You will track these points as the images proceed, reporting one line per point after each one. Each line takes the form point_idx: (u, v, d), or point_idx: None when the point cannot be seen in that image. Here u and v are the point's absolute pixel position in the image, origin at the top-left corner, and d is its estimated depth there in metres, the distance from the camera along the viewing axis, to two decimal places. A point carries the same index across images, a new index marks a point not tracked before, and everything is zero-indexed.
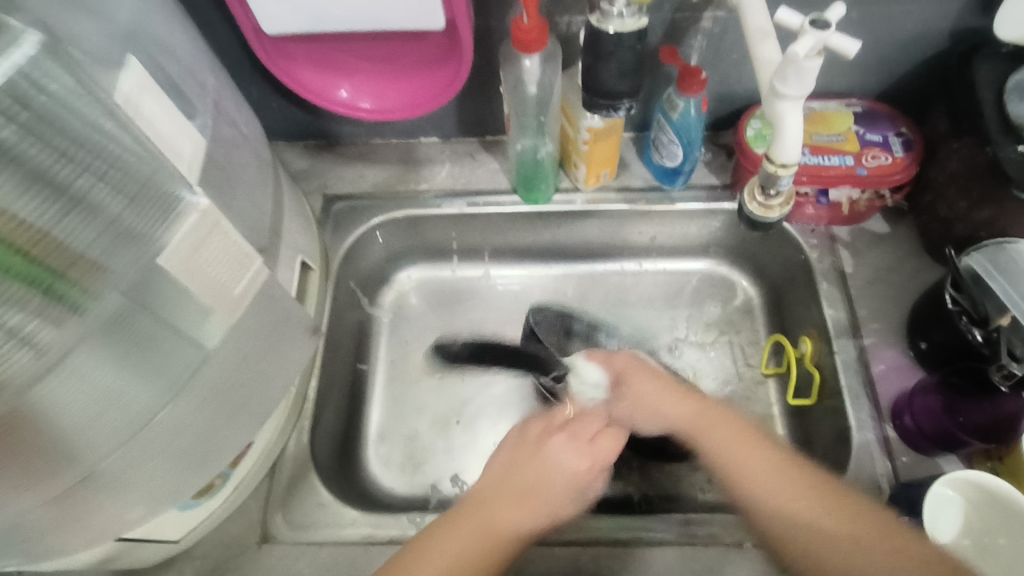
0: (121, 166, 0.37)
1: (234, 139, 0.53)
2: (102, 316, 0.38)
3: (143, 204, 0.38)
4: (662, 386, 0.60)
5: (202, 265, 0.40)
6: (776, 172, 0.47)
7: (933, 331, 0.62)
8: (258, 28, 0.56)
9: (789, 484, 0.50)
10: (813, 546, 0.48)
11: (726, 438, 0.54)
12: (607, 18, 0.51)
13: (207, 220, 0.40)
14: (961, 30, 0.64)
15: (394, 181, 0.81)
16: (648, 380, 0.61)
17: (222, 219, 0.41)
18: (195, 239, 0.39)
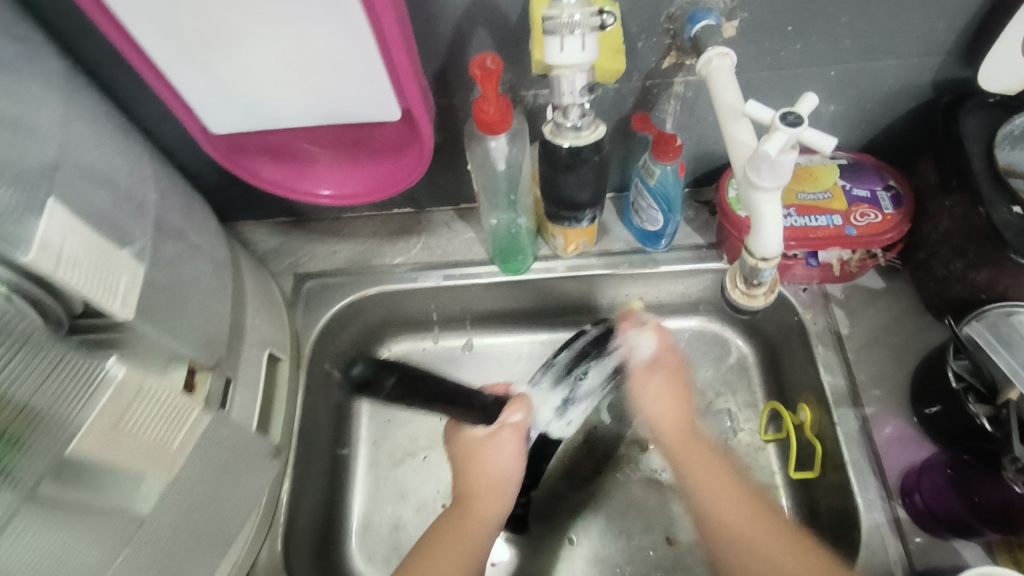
0: (34, 343, 0.33)
1: (180, 251, 0.49)
2: (24, 498, 0.33)
3: (60, 373, 0.34)
4: (684, 397, 0.66)
5: (129, 433, 0.37)
6: (758, 266, 0.45)
7: (941, 398, 0.59)
8: (206, 128, 0.53)
9: (726, 488, 0.58)
10: (743, 542, 0.55)
11: (709, 471, 0.59)
12: (560, 131, 0.51)
13: (130, 387, 0.36)
14: (946, 80, 0.61)
15: (367, 256, 0.77)
16: (676, 380, 0.67)
17: (145, 378, 0.38)
18: (116, 409, 0.36)
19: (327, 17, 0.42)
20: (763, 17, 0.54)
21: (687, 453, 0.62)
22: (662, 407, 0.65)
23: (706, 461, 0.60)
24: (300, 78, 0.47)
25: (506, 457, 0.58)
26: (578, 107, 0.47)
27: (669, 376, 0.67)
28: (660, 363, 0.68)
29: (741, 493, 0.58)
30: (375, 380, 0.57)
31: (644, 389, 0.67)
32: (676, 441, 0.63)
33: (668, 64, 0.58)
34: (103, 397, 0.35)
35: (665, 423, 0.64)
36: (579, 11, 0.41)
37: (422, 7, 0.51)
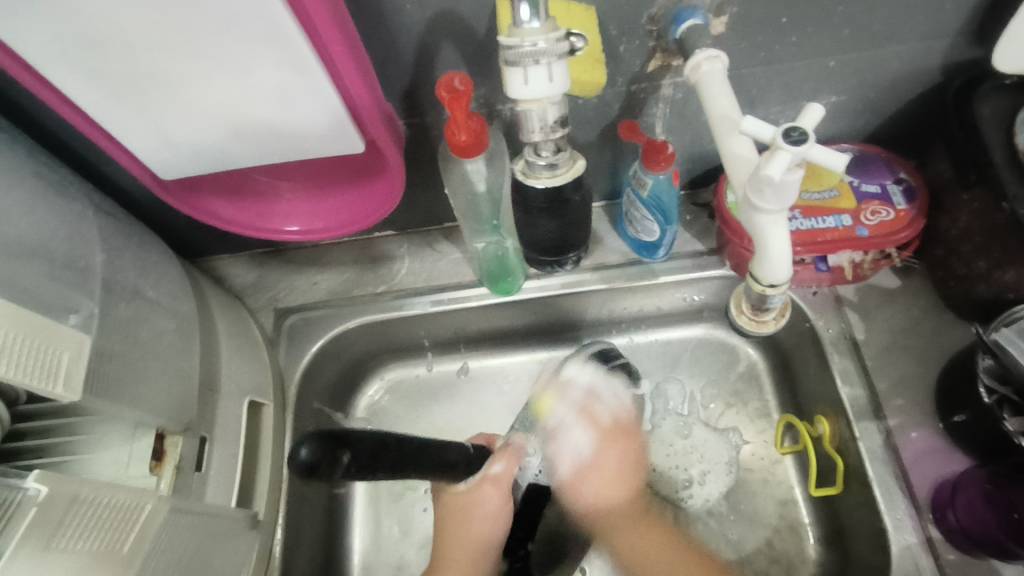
0: None
1: (136, 312, 0.45)
2: None
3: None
4: (624, 474, 0.58)
5: (64, 554, 0.31)
6: (765, 292, 0.42)
7: (967, 405, 0.55)
8: (156, 175, 0.49)
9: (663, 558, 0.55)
10: (664, 572, 0.54)
11: (691, 520, 0.66)
12: (533, 169, 0.48)
13: (61, 503, 0.31)
14: (957, 62, 0.56)
15: (350, 285, 0.73)
16: (625, 477, 0.58)
17: (86, 486, 0.33)
18: (45, 531, 0.30)
19: (264, 49, 0.37)
20: (755, 8, 0.49)
21: (616, 522, 0.57)
22: (608, 479, 0.58)
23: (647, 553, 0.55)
24: (249, 115, 0.42)
25: (488, 516, 0.59)
26: (551, 140, 0.43)
27: (608, 449, 0.59)
28: (614, 432, 0.60)
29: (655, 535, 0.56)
30: (330, 461, 0.40)
31: (607, 455, 0.58)
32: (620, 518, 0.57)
33: (654, 67, 0.53)
34: (25, 522, 0.29)
35: (605, 489, 0.57)
36: (543, 38, 0.37)
37: (378, 24, 0.46)
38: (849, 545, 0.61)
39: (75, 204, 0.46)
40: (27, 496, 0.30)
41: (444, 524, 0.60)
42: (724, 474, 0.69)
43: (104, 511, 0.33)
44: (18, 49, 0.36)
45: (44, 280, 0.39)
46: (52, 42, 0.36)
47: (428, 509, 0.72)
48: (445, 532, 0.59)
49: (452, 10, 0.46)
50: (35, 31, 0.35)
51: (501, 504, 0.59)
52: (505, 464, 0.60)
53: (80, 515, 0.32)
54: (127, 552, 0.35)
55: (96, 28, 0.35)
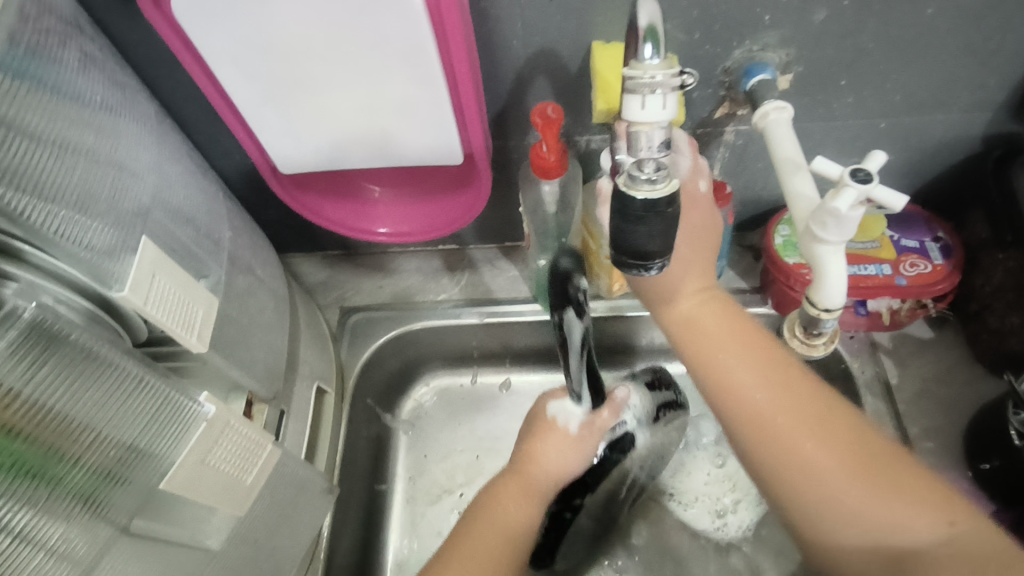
0: (141, 384, 0.33)
1: (248, 285, 0.51)
2: (125, 516, 0.33)
3: (162, 413, 0.34)
4: (769, 350, 0.49)
5: (211, 471, 0.36)
6: (820, 316, 0.46)
7: (997, 453, 0.58)
8: (274, 167, 0.55)
9: (858, 448, 0.44)
10: (896, 483, 0.42)
11: (740, 360, 0.49)
12: (634, 182, 0.37)
13: (216, 427, 0.36)
14: (997, 134, 0.61)
15: (412, 292, 0.78)
16: (748, 340, 0.50)
17: (231, 415, 0.38)
18: (202, 450, 0.36)
19: (401, 66, 0.43)
20: (818, 70, 0.55)
21: (688, 323, 0.52)
22: (737, 388, 0.48)
23: (748, 390, 0.48)
24: (371, 120, 0.48)
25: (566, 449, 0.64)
26: (653, 160, 0.37)
27: (741, 340, 0.50)
28: (681, 245, 0.52)
29: (754, 342, 0.49)
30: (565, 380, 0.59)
31: (702, 325, 0.51)
32: (710, 334, 0.51)
33: (720, 114, 0.59)
34: (195, 436, 0.35)
35: (693, 325, 0.52)
36: (661, 72, 0.35)
37: (488, 55, 0.53)
38: None
39: (211, 185, 0.52)
40: (198, 414, 0.36)
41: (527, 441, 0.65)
42: (755, 503, 0.71)
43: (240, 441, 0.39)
44: (199, 48, 0.43)
45: (193, 245, 0.44)
46: (230, 45, 0.42)
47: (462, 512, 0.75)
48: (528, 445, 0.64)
49: (552, 49, 0.52)
50: (218, 34, 0.42)
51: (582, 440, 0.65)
52: (605, 410, 0.66)
53: (225, 439, 0.37)
54: (248, 484, 0.40)
55: (269, 36, 0.42)
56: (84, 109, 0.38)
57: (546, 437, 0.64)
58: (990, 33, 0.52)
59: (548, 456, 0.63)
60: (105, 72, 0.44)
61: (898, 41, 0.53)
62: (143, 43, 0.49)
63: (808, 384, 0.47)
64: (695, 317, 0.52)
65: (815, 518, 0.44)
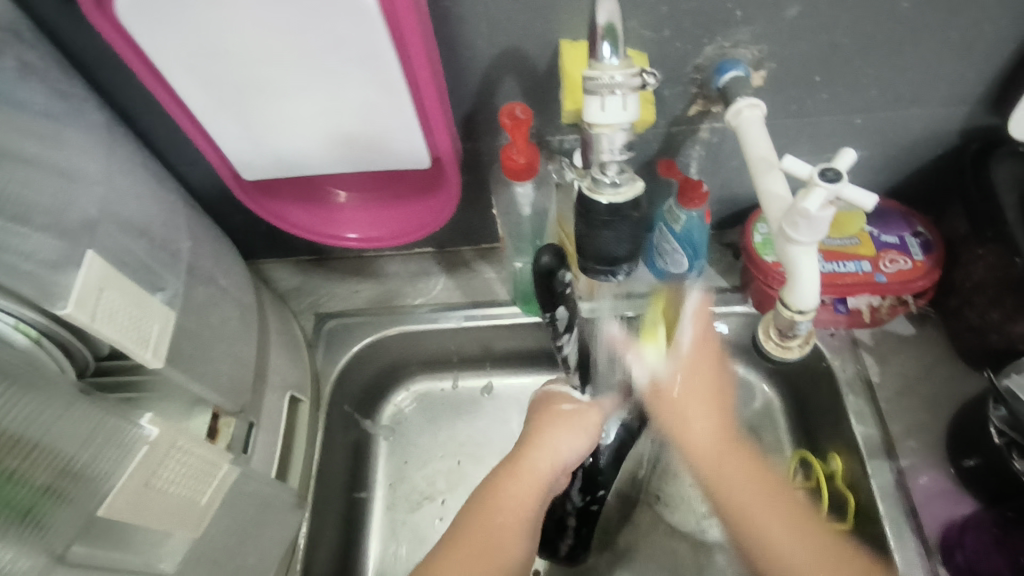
0: (75, 404, 0.32)
1: (210, 296, 0.50)
2: (61, 544, 0.31)
3: (100, 433, 0.33)
4: (715, 397, 0.61)
5: (158, 494, 0.35)
6: (794, 318, 0.46)
7: (979, 452, 0.57)
8: (237, 174, 0.53)
9: (819, 551, 0.53)
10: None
11: (749, 492, 0.56)
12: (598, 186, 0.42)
13: (162, 448, 0.35)
14: (974, 127, 0.61)
15: (389, 296, 0.77)
16: (704, 390, 0.61)
17: (178, 435, 0.37)
18: (147, 472, 0.34)
19: (361, 70, 0.42)
20: (791, 66, 0.54)
21: (704, 455, 0.59)
22: (694, 433, 0.60)
23: (750, 502, 0.56)
24: (333, 125, 0.47)
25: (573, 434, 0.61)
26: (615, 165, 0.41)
27: (693, 394, 0.61)
28: (695, 361, 0.62)
29: (784, 497, 0.56)
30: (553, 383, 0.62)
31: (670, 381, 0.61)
32: (724, 464, 0.58)
33: (694, 111, 0.58)
34: (137, 457, 0.34)
35: (699, 449, 0.59)
36: (621, 72, 0.36)
37: (453, 56, 0.52)
38: None
39: (170, 195, 0.50)
40: (139, 435, 0.34)
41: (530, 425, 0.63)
42: None
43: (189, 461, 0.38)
44: (150, 56, 0.41)
45: (145, 257, 0.43)
46: (181, 51, 0.40)
47: (443, 518, 0.74)
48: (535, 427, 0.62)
49: (520, 48, 0.51)
50: (167, 40, 0.40)
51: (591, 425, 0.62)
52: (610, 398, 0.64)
53: (174, 461, 0.36)
54: (203, 505, 0.39)
55: (221, 41, 0.40)
56: (20, 119, 0.37)
57: (550, 424, 0.61)
58: (964, 26, 0.52)
59: (553, 440, 0.60)
60: (47, 81, 0.42)
61: (871, 36, 0.52)
62: (90, 49, 0.47)
63: (785, 496, 0.56)
64: (729, 445, 0.59)
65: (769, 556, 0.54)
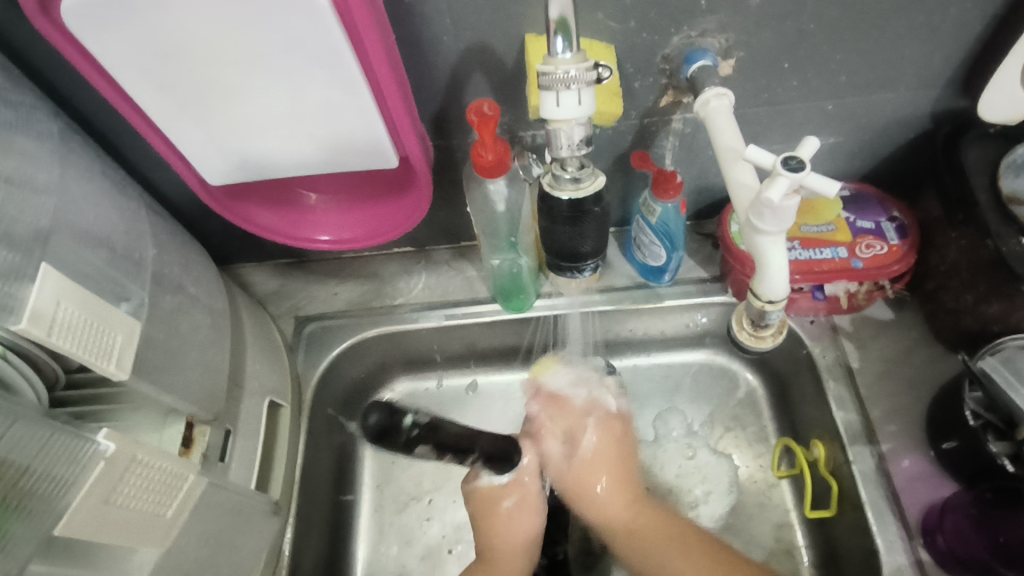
0: (18, 425, 0.32)
1: (179, 304, 0.49)
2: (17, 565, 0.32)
3: (47, 452, 0.32)
4: (623, 469, 0.63)
5: (119, 509, 0.35)
6: (765, 308, 0.46)
7: (957, 433, 0.57)
8: (203, 179, 0.52)
9: (691, 558, 0.56)
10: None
11: (655, 540, 0.58)
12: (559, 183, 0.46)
13: (121, 462, 0.34)
14: (946, 110, 0.61)
15: (368, 297, 0.76)
16: (608, 465, 0.63)
17: (141, 447, 0.36)
18: (105, 489, 0.34)
19: (320, 70, 0.41)
20: (759, 54, 0.54)
21: (615, 524, 0.61)
22: (603, 510, 0.62)
23: (658, 552, 0.57)
24: (296, 129, 0.46)
25: (522, 527, 0.61)
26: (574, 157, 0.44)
27: (598, 471, 0.63)
28: (597, 456, 0.63)
29: (677, 533, 0.58)
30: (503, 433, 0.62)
31: (575, 472, 0.63)
32: (631, 523, 0.60)
33: (665, 102, 0.57)
34: (92, 476, 0.33)
35: (608, 513, 0.61)
36: (575, 67, 0.38)
37: (418, 53, 0.51)
38: (843, 568, 0.62)
39: (133, 202, 0.50)
40: (96, 451, 0.34)
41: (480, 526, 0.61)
42: (725, 494, 0.70)
43: (155, 474, 0.37)
44: (103, 62, 0.41)
45: (105, 267, 0.42)
46: (135, 55, 0.40)
47: (430, 519, 0.74)
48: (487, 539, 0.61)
49: (485, 43, 0.51)
50: (120, 45, 0.39)
51: (534, 499, 0.61)
52: (532, 458, 0.62)
53: (135, 475, 0.36)
54: (169, 517, 0.39)
55: (175, 45, 0.39)
56: None
57: (497, 533, 0.60)
58: (928, 9, 0.51)
59: (511, 563, 0.60)
60: None
61: (837, 21, 0.52)
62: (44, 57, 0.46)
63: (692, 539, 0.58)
64: (629, 507, 0.61)
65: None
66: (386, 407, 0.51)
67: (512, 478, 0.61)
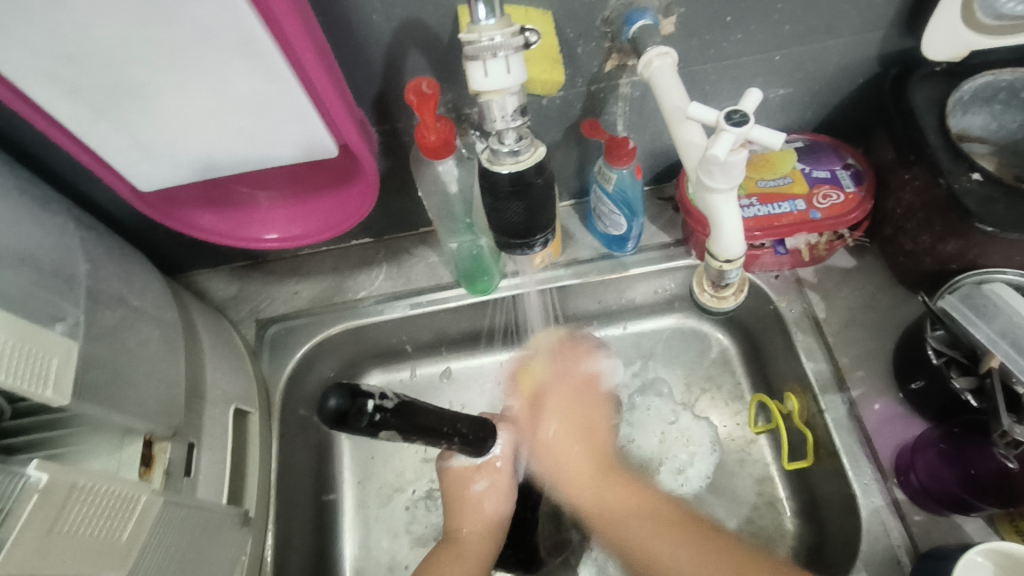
0: None
1: (121, 319, 0.47)
2: None
3: None
4: (585, 433, 0.68)
5: (63, 541, 0.34)
6: (723, 268, 0.46)
7: (923, 373, 0.57)
8: (136, 187, 0.50)
9: (630, 503, 0.62)
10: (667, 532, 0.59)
11: (626, 505, 0.62)
12: (498, 157, 0.41)
13: (59, 492, 0.33)
14: (892, 52, 0.60)
15: (330, 293, 0.74)
16: (578, 431, 0.68)
17: (81, 473, 0.35)
18: (45, 521, 0.33)
19: (239, 60, 0.39)
20: (700, 9, 0.52)
21: (576, 483, 0.65)
22: (562, 455, 0.67)
23: (617, 517, 0.62)
24: (223, 124, 0.43)
25: (494, 502, 0.63)
26: (512, 131, 0.40)
27: (571, 428, 0.68)
28: (557, 395, 0.70)
29: (643, 505, 0.62)
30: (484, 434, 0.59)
31: (546, 428, 0.68)
32: (582, 487, 0.65)
33: (611, 67, 0.56)
34: (27, 508, 0.32)
35: (573, 475, 0.66)
36: (499, 32, 0.37)
37: (346, 34, 0.49)
38: (824, 514, 0.63)
39: (57, 216, 0.48)
40: (29, 482, 0.32)
41: (452, 505, 0.64)
42: (708, 454, 0.70)
43: (103, 499, 0.36)
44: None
45: (27, 289, 0.40)
46: (34, 57, 0.37)
47: (416, 509, 0.73)
48: (456, 514, 0.63)
49: (418, 18, 0.48)
50: (17, 50, 0.36)
51: (508, 480, 0.64)
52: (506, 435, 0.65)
53: (79, 504, 0.35)
54: (125, 542, 0.38)
55: (74, 43, 0.36)
56: None
57: (466, 514, 0.62)
58: None
59: (477, 537, 0.61)
60: None
61: None
62: None
63: (670, 512, 0.61)
64: (597, 474, 0.65)
65: (614, 533, 0.61)
66: (348, 389, 0.43)
67: (483, 461, 0.64)
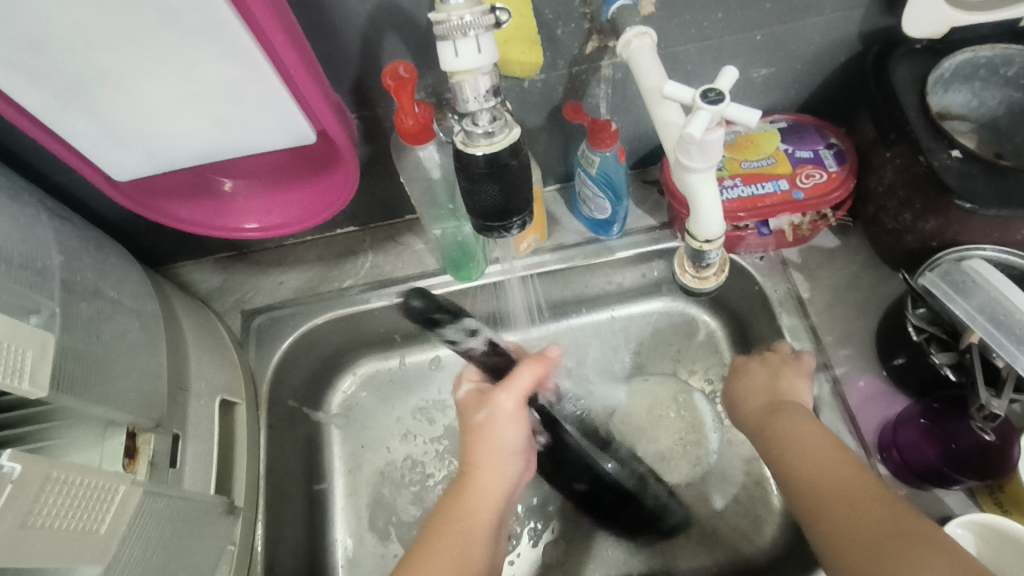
0: None
1: (98, 311, 0.47)
2: None
3: None
4: (782, 383, 0.59)
5: (40, 532, 0.33)
6: (702, 248, 0.47)
7: (905, 349, 0.58)
8: (111, 176, 0.49)
9: (832, 462, 0.48)
10: (845, 507, 0.44)
11: (816, 456, 0.49)
12: (472, 139, 0.41)
13: (33, 482, 0.33)
14: (873, 30, 0.60)
15: (316, 282, 0.74)
16: (776, 381, 0.59)
17: (56, 464, 0.35)
18: (20, 511, 0.32)
19: (208, 43, 0.38)
20: None
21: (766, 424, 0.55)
22: (766, 391, 0.59)
23: (831, 477, 0.47)
24: (195, 111, 0.43)
25: (508, 425, 0.54)
26: (486, 113, 0.40)
27: (775, 369, 0.60)
28: (782, 361, 0.61)
29: (841, 459, 0.48)
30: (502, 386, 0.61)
31: (747, 383, 0.62)
32: (786, 427, 0.53)
33: (591, 48, 0.56)
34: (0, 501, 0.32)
35: (760, 407, 0.58)
36: (469, 11, 0.36)
37: (321, 18, 0.48)
38: None
39: (29, 208, 0.48)
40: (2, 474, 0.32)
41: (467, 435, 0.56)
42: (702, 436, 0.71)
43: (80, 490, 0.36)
44: None
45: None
46: None
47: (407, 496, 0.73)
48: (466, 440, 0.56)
49: (393, 2, 0.48)
50: None
51: (523, 404, 0.55)
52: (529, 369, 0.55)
53: (53, 495, 0.35)
54: (103, 533, 0.38)
55: (34, 30, 0.36)
56: None
57: (478, 441, 0.55)
58: None
59: (488, 473, 0.53)
60: None
61: None
62: None
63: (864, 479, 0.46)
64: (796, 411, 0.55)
65: (790, 473, 0.49)
66: None
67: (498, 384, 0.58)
